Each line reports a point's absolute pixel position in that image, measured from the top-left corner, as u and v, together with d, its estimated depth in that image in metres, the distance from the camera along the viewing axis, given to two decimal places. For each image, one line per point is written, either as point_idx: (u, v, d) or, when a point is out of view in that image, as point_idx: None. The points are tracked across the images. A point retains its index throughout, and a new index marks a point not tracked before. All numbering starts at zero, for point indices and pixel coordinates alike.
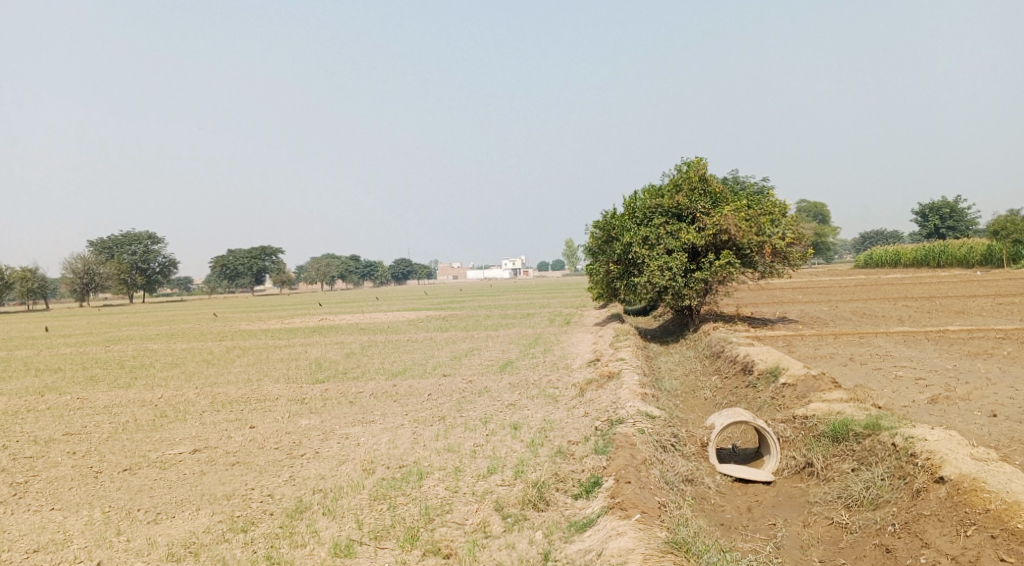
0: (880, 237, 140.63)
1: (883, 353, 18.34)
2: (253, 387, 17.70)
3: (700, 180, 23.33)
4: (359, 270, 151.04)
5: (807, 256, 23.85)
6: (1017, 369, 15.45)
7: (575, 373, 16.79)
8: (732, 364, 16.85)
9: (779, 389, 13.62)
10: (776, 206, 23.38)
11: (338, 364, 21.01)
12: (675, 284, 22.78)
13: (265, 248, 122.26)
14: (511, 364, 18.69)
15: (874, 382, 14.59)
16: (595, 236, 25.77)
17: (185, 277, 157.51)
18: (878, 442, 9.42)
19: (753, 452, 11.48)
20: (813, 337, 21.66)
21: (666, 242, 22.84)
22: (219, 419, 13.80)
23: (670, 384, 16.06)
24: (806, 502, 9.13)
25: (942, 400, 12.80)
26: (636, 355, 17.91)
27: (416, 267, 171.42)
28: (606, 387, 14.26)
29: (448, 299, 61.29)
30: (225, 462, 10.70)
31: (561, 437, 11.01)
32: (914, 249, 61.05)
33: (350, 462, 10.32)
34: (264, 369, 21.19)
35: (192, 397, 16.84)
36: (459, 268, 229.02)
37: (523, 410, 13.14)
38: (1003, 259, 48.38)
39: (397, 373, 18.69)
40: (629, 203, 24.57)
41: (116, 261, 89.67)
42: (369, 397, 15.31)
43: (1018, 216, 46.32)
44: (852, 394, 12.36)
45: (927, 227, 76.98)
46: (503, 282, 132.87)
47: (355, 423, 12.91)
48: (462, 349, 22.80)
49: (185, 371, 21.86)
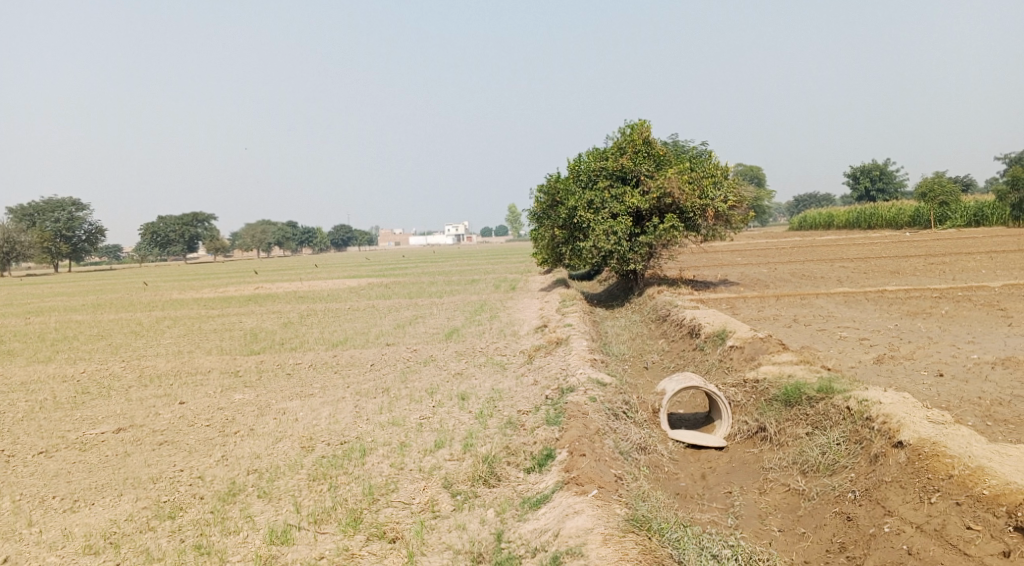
0: (813, 200, 143.82)
1: (826, 314, 18.45)
2: (185, 360, 16.86)
3: (644, 142, 22.97)
4: (297, 236, 148.02)
5: (749, 219, 23.82)
6: (955, 328, 15.66)
7: (522, 340, 16.43)
8: (679, 327, 16.71)
9: (728, 352, 13.50)
10: (718, 169, 23.20)
11: (276, 335, 20.25)
12: (620, 248, 22.56)
13: (198, 214, 118.54)
14: (456, 332, 18.22)
15: (820, 344, 14.59)
16: (540, 200, 25.34)
17: (115, 246, 152.17)
18: (831, 406, 9.27)
19: (704, 417, 11.29)
20: (755, 299, 21.72)
21: (610, 206, 22.52)
22: (147, 395, 13.02)
23: (618, 349, 15.82)
24: (761, 468, 8.98)
25: (888, 360, 12.81)
26: (583, 320, 17.61)
27: (355, 233, 168.88)
28: (555, 353, 13.91)
29: (390, 265, 60.38)
30: (153, 442, 10.02)
31: (510, 407, 10.61)
32: (847, 211, 62.35)
33: (288, 439, 9.76)
34: (197, 340, 20.30)
35: (119, 371, 15.94)
36: (400, 234, 226.62)
37: (470, 380, 12.71)
38: (930, 221, 49.68)
39: (337, 342, 18.06)
40: (574, 165, 24.13)
41: (39, 230, 85.84)
42: (308, 369, 14.69)
43: (944, 178, 47.54)
44: (801, 356, 12.26)
45: (858, 189, 78.74)
46: (443, 248, 131.93)
47: (293, 397, 12.29)
48: (405, 317, 22.21)
49: (112, 344, 20.80)
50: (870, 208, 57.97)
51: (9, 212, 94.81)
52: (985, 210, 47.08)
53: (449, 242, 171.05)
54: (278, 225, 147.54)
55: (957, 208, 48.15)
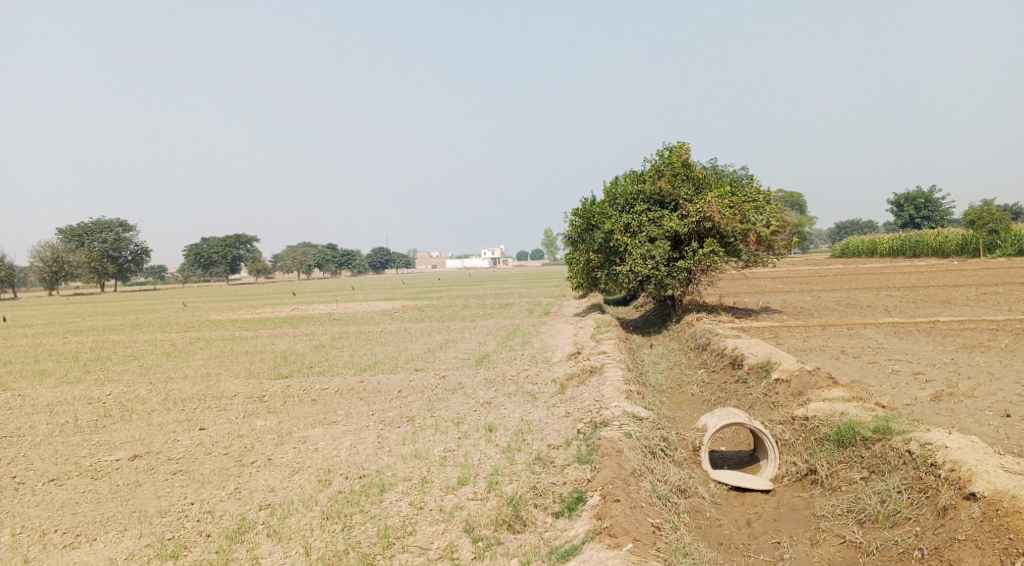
0: (856, 227, 141.21)
1: (876, 346, 17.54)
2: (211, 383, 16.53)
3: (683, 165, 22.35)
4: (336, 258, 149.27)
5: (792, 245, 22.99)
6: (1018, 363, 14.65)
7: (555, 367, 15.83)
8: (719, 357, 15.95)
9: (772, 385, 12.74)
10: (760, 193, 22.46)
11: (306, 358, 19.89)
12: (657, 272, 21.85)
13: (240, 235, 119.88)
14: (487, 357, 17.68)
15: (871, 378, 13.74)
16: (576, 224, 24.77)
17: (160, 266, 154.90)
18: (890, 449, 8.51)
19: (748, 456, 10.58)
20: (800, 328, 20.82)
21: (648, 230, 21.88)
22: (168, 420, 12.65)
23: (656, 379, 15.11)
24: (812, 515, 8.27)
25: (947, 397, 11.91)
26: (620, 348, 16.93)
27: (393, 256, 169.77)
28: (588, 383, 13.26)
29: (426, 289, 60.01)
30: (166, 470, 9.60)
31: (540, 441, 10.01)
32: (891, 238, 60.66)
33: (304, 472, 9.28)
34: (226, 363, 20.01)
35: (144, 393, 15.64)
36: (438, 256, 227.70)
37: (499, 410, 12.12)
38: (979, 249, 48.04)
39: (366, 367, 17.62)
40: (611, 188, 23.56)
41: (87, 250, 87.54)
42: (333, 395, 14.23)
43: (993, 205, 46.06)
44: (853, 392, 11.46)
45: (902, 217, 76.88)
46: (479, 272, 131.86)
47: (315, 425, 11.82)
48: (436, 341, 21.73)
49: (142, 364, 20.65)
50: (915, 236, 56.32)
51: (59, 233, 96.93)
52: None
53: (486, 266, 171.08)
54: (318, 248, 148.86)
55: (1008, 237, 46.53)
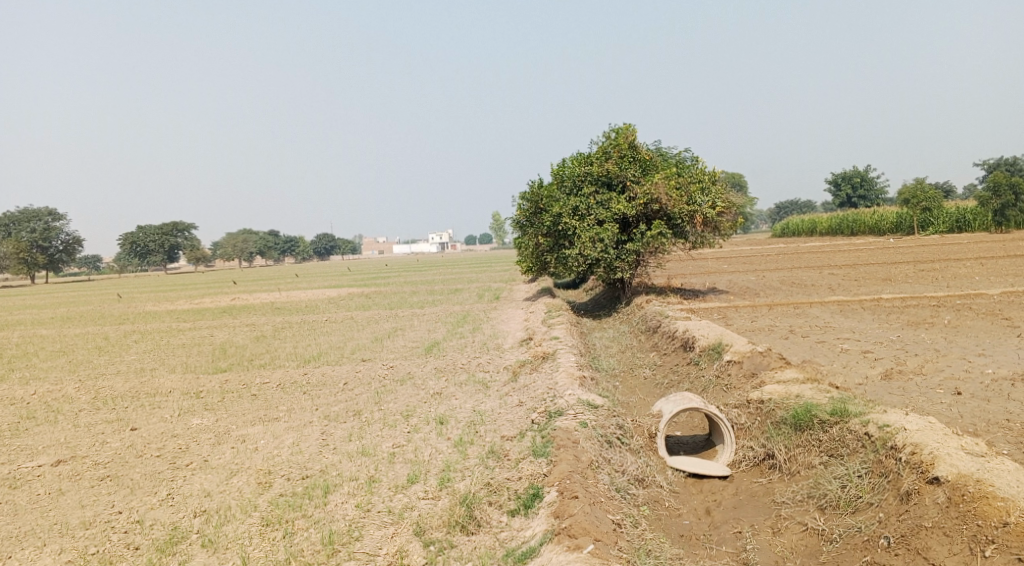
0: (795, 207, 143.97)
1: (823, 324, 17.61)
2: (144, 379, 15.72)
3: (630, 147, 22.12)
4: (278, 245, 146.42)
5: (738, 226, 22.99)
6: (962, 340, 14.80)
7: (506, 354, 15.47)
8: (670, 339, 15.79)
9: (725, 367, 12.60)
10: (706, 174, 22.37)
11: (246, 350, 19.15)
12: (607, 256, 21.65)
13: (177, 223, 116.43)
14: (436, 346, 17.23)
15: (821, 358, 13.71)
16: (523, 207, 24.40)
17: (94, 256, 149.86)
18: (848, 432, 8.38)
19: (704, 440, 10.39)
20: (748, 308, 20.86)
21: (596, 213, 21.63)
22: (97, 420, 11.92)
23: (608, 363, 14.87)
24: (771, 501, 8.09)
25: (896, 376, 11.89)
26: (571, 333, 16.66)
27: (338, 242, 167.31)
28: (541, 370, 12.94)
29: (372, 274, 59.07)
30: (93, 477, 8.96)
31: (493, 433, 9.64)
32: (829, 217, 61.83)
33: (243, 474, 8.76)
34: (161, 357, 19.13)
35: (72, 392, 14.79)
36: (383, 241, 225.26)
37: (450, 401, 11.71)
38: (914, 227, 49.19)
39: (310, 358, 17.00)
40: (558, 171, 23.23)
41: (15, 240, 84.01)
42: (275, 389, 13.64)
43: (926, 183, 47.16)
44: (806, 373, 11.35)
45: (839, 196, 78.43)
46: (424, 258, 130.82)
47: (255, 422, 11.24)
48: (383, 329, 21.18)
49: (72, 360, 19.64)
50: (853, 215, 57.45)
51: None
52: (967, 216, 46.71)
53: (433, 251, 169.85)
54: (260, 235, 145.73)
55: (940, 214, 47.74)
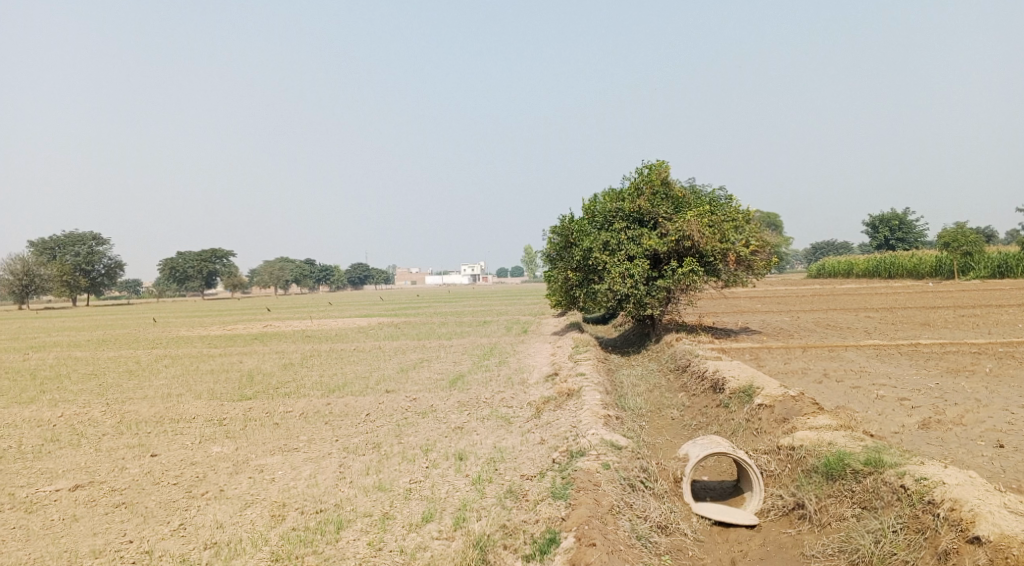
0: (832, 248, 142.09)
1: (858, 369, 17.13)
2: (169, 405, 15.72)
3: (663, 183, 21.95)
4: (313, 274, 147.87)
5: (772, 266, 22.60)
6: (1005, 389, 14.24)
7: (531, 390, 15.22)
8: (700, 380, 15.43)
9: (755, 410, 12.23)
10: (740, 212, 22.08)
11: (272, 378, 19.12)
12: (637, 291, 21.40)
13: (215, 250, 118.21)
14: (461, 379, 17.05)
15: (856, 404, 13.27)
16: (554, 241, 24.28)
17: (134, 280, 152.64)
18: (882, 483, 8.03)
19: (732, 486, 10.04)
20: (781, 350, 20.41)
21: (627, 249, 21.43)
22: (118, 445, 11.89)
23: (634, 402, 14.55)
24: (800, 555, 7.79)
25: (934, 425, 11.44)
26: (598, 370, 16.38)
27: (372, 272, 168.62)
28: (565, 407, 12.67)
29: (404, 305, 59.19)
30: (108, 503, 8.89)
31: (513, 471, 9.41)
32: (867, 259, 60.82)
33: (257, 506, 8.63)
34: (188, 382, 19.16)
35: (97, 415, 14.83)
36: (417, 272, 226.42)
37: (471, 436, 11.50)
38: (953, 271, 48.13)
39: (334, 388, 16.90)
40: (589, 206, 23.11)
41: (58, 263, 85.84)
42: (297, 418, 13.53)
43: (967, 227, 46.20)
44: (839, 420, 10.96)
45: (878, 238, 77.14)
46: (456, 290, 131.13)
47: (274, 452, 11.13)
48: (410, 360, 21.06)
49: (101, 383, 19.78)
50: (891, 257, 56.38)
51: (30, 246, 95.08)
52: (1010, 261, 45.60)
53: (466, 283, 170.12)
54: (295, 263, 147.40)
55: (981, 259, 46.69)
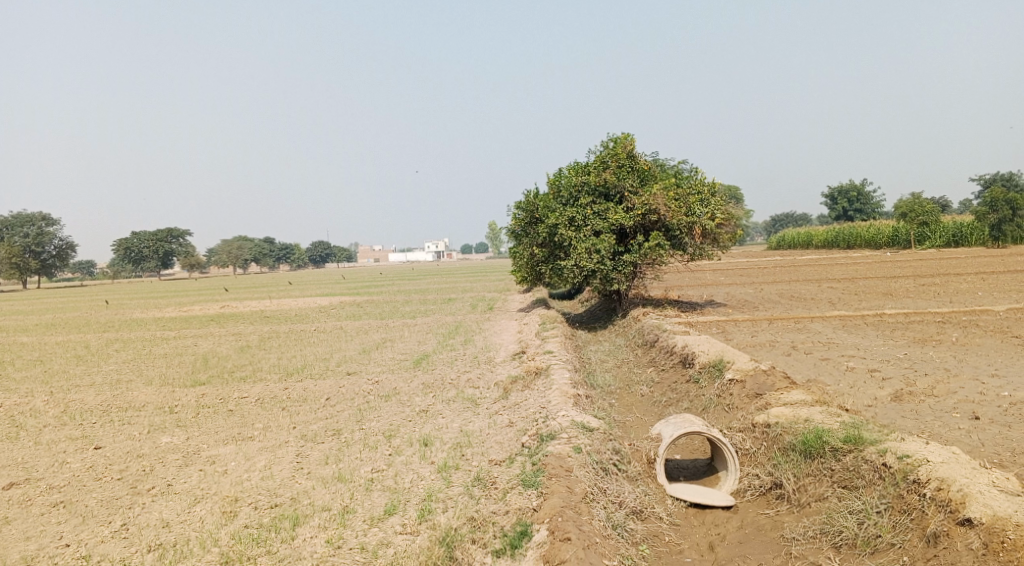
0: (790, 219, 143.74)
1: (826, 341, 16.98)
2: (118, 393, 14.98)
3: (628, 157, 21.54)
4: (273, 253, 145.60)
5: (738, 238, 22.40)
6: (973, 359, 14.15)
7: (498, 369, 14.78)
8: (669, 355, 15.11)
9: (727, 386, 11.92)
10: (705, 185, 21.80)
11: (229, 362, 18.40)
12: (603, 267, 21.04)
13: (172, 230, 115.56)
14: (425, 359, 16.53)
15: (827, 377, 13.04)
16: (518, 217, 23.75)
17: (88, 261, 148.91)
18: (864, 461, 7.73)
19: (706, 465, 9.73)
20: (747, 322, 20.22)
21: (593, 223, 21.02)
22: (61, 438, 11.21)
23: (603, 380, 14.19)
24: (781, 537, 7.54)
25: (908, 397, 11.23)
26: (565, 347, 15.98)
27: (334, 250, 166.59)
28: (533, 387, 12.25)
29: (367, 282, 58.34)
30: (45, 503, 8.30)
31: (480, 457, 8.97)
32: (826, 230, 61.37)
33: (208, 501, 8.11)
34: (141, 368, 18.36)
35: (41, 406, 14.05)
36: (379, 249, 224.22)
37: (436, 420, 11.02)
38: (911, 241, 48.68)
39: (293, 371, 16.28)
40: (554, 181, 22.62)
41: (8, 245, 83.10)
42: (254, 404, 12.93)
43: (924, 197, 46.65)
44: (813, 394, 10.68)
45: (836, 208, 77.93)
46: (419, 267, 130.19)
47: (227, 442, 10.55)
48: (372, 340, 20.47)
49: (48, 370, 18.90)
50: (850, 228, 56.86)
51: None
52: (964, 231, 46.24)
53: (429, 259, 168.99)
54: (255, 242, 144.91)
55: (937, 229, 47.26)
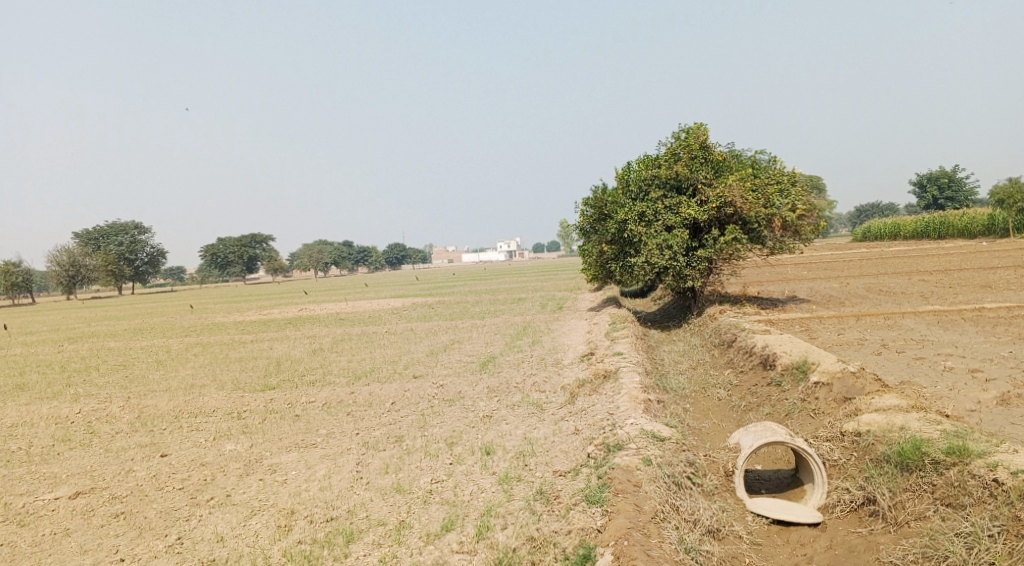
0: (876, 210, 138.20)
1: (919, 338, 15.85)
2: (190, 398, 15.07)
3: (701, 147, 20.74)
4: (352, 256, 148.47)
5: (820, 231, 21.27)
6: None
7: (566, 371, 14.27)
8: (747, 356, 14.31)
9: (811, 390, 11.11)
10: (784, 175, 20.78)
11: (299, 366, 18.40)
12: (675, 263, 20.29)
13: (255, 235, 118.99)
14: (492, 361, 16.14)
15: (923, 378, 12.04)
16: (587, 213, 23.17)
17: (178, 268, 154.95)
18: (970, 476, 7.21)
19: (790, 477, 9.02)
20: (833, 319, 19.15)
21: (665, 218, 20.31)
22: (129, 445, 11.26)
23: (677, 383, 13.50)
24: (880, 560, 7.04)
25: (1016, 401, 10.21)
26: (637, 348, 15.33)
27: (410, 252, 168.77)
28: (602, 392, 11.70)
29: (442, 283, 58.54)
30: (105, 513, 8.28)
31: (544, 467, 8.50)
32: (914, 220, 58.50)
33: (264, 514, 7.94)
34: (215, 373, 18.56)
35: (116, 412, 14.24)
36: (455, 249, 226.09)
37: (500, 427, 10.58)
38: (1008, 230, 45.86)
39: (361, 375, 16.13)
40: (623, 175, 21.97)
41: (104, 253, 86.83)
42: (319, 410, 12.77)
43: (1022, 182, 43.84)
44: (908, 399, 9.81)
45: (925, 197, 74.36)
46: (493, 267, 130.60)
47: (289, 449, 10.37)
48: (441, 342, 20.21)
49: (128, 376, 19.29)
50: (941, 217, 53.90)
51: (75, 238, 96.31)
52: None
53: (503, 259, 169.38)
54: (335, 246, 147.96)
55: None
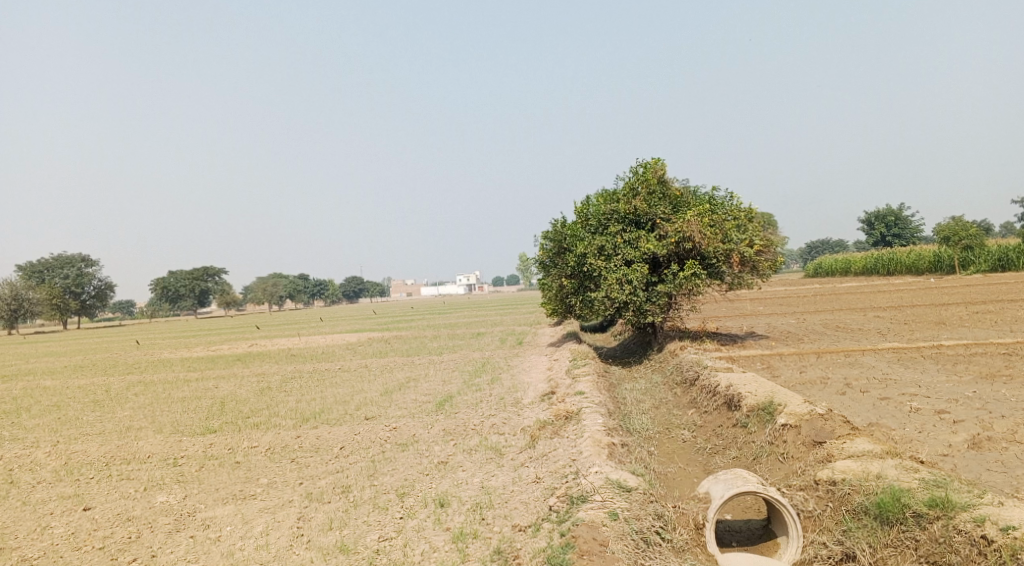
0: (826, 247, 141.02)
1: (881, 376, 15.61)
2: (124, 442, 14.09)
3: (659, 183, 20.51)
4: (307, 289, 146.33)
5: (779, 266, 21.12)
6: None
7: (525, 412, 13.66)
8: (711, 395, 13.86)
9: (779, 432, 10.67)
10: (742, 211, 20.64)
11: (245, 406, 17.47)
12: (636, 298, 19.95)
13: (208, 268, 116.81)
14: (448, 401, 15.45)
15: (890, 420, 11.70)
16: (545, 247, 22.76)
17: (128, 303, 151.23)
18: (955, 532, 7.14)
19: (761, 528, 8.56)
20: (794, 356, 18.90)
21: (624, 253, 20.01)
22: (50, 497, 10.34)
23: (640, 424, 12.98)
24: None
25: (989, 444, 9.88)
26: (598, 387, 14.79)
27: (368, 285, 167.10)
28: (563, 435, 11.13)
29: (400, 317, 57.54)
30: None
31: (502, 521, 7.94)
32: (864, 256, 59.40)
33: None
34: (154, 414, 17.52)
35: (41, 458, 13.21)
36: (413, 283, 224.65)
37: (455, 474, 9.93)
38: (954, 266, 46.66)
39: (310, 416, 15.30)
40: (582, 209, 21.66)
41: (49, 286, 83.94)
42: (262, 456, 11.95)
43: (966, 220, 44.70)
44: (881, 444, 9.43)
45: (874, 234, 75.89)
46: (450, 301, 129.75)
47: (226, 501, 9.57)
48: (395, 380, 19.46)
49: (61, 417, 18.13)
50: (890, 254, 54.76)
51: (20, 269, 93.48)
52: (1010, 255, 44.03)
53: (461, 293, 168.62)
54: (290, 279, 145.73)
55: (982, 252, 45.17)
